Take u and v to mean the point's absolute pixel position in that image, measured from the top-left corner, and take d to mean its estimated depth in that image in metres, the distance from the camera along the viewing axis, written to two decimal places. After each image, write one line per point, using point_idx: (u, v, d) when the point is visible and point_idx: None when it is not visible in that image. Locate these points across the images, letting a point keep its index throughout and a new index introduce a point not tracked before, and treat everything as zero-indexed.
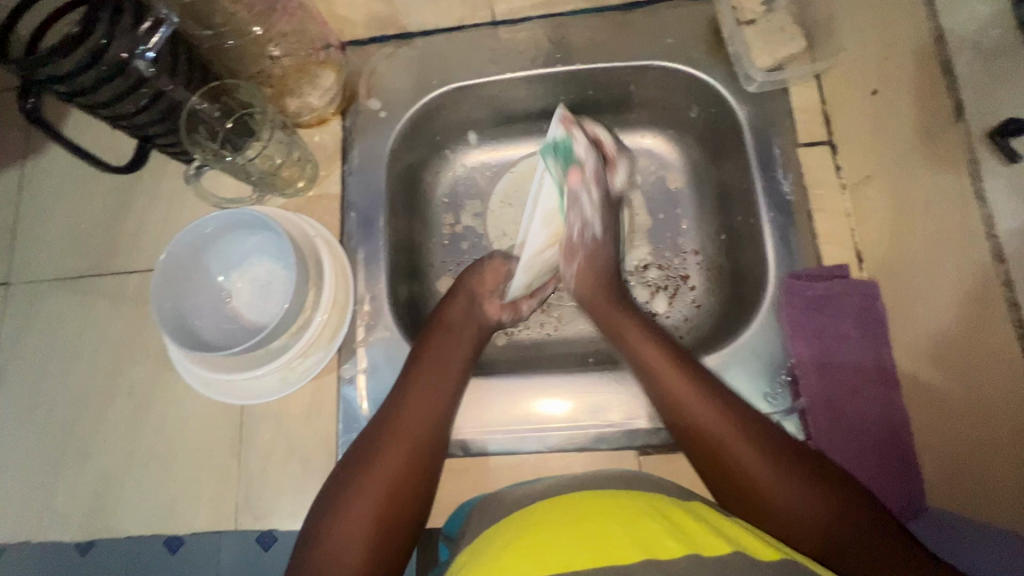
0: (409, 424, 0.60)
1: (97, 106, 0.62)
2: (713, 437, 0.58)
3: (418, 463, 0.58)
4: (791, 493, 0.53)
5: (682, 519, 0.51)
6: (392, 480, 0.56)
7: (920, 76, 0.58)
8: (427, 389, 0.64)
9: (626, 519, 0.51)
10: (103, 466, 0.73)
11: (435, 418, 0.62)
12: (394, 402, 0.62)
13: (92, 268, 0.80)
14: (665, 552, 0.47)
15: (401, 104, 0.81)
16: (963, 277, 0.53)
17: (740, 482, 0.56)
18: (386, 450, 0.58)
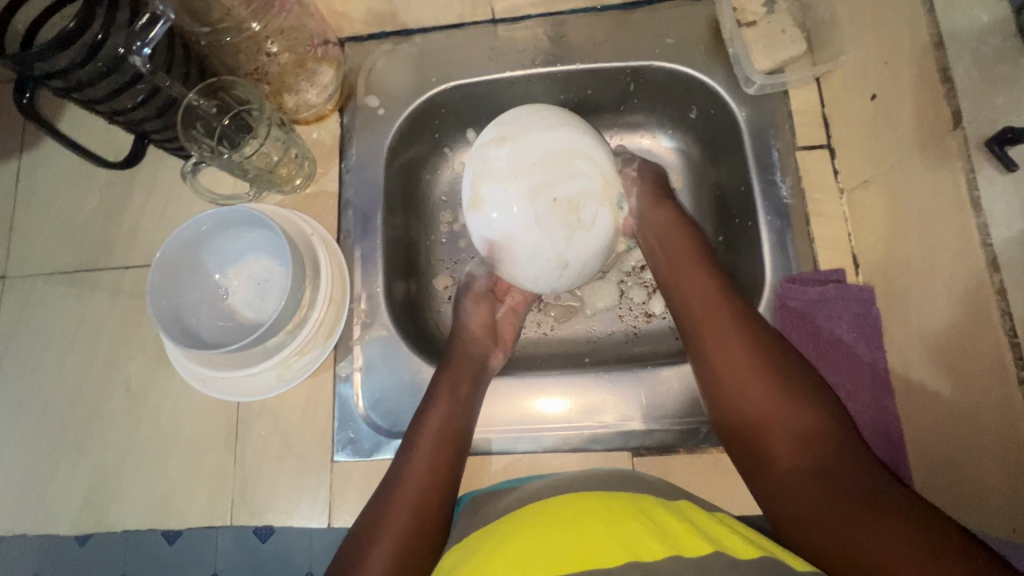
0: (414, 487, 0.59)
1: (93, 102, 0.62)
2: (733, 371, 0.61)
3: (421, 530, 0.57)
4: (803, 418, 0.56)
5: (665, 518, 0.52)
6: (396, 544, 0.55)
7: (917, 81, 0.58)
8: (435, 430, 0.64)
9: (613, 521, 0.51)
10: (99, 460, 0.74)
11: (444, 475, 0.61)
12: (401, 463, 0.61)
13: (89, 263, 0.80)
14: (648, 555, 0.47)
15: (400, 101, 0.81)
16: (957, 285, 0.53)
17: (754, 421, 0.58)
18: (389, 517, 0.57)
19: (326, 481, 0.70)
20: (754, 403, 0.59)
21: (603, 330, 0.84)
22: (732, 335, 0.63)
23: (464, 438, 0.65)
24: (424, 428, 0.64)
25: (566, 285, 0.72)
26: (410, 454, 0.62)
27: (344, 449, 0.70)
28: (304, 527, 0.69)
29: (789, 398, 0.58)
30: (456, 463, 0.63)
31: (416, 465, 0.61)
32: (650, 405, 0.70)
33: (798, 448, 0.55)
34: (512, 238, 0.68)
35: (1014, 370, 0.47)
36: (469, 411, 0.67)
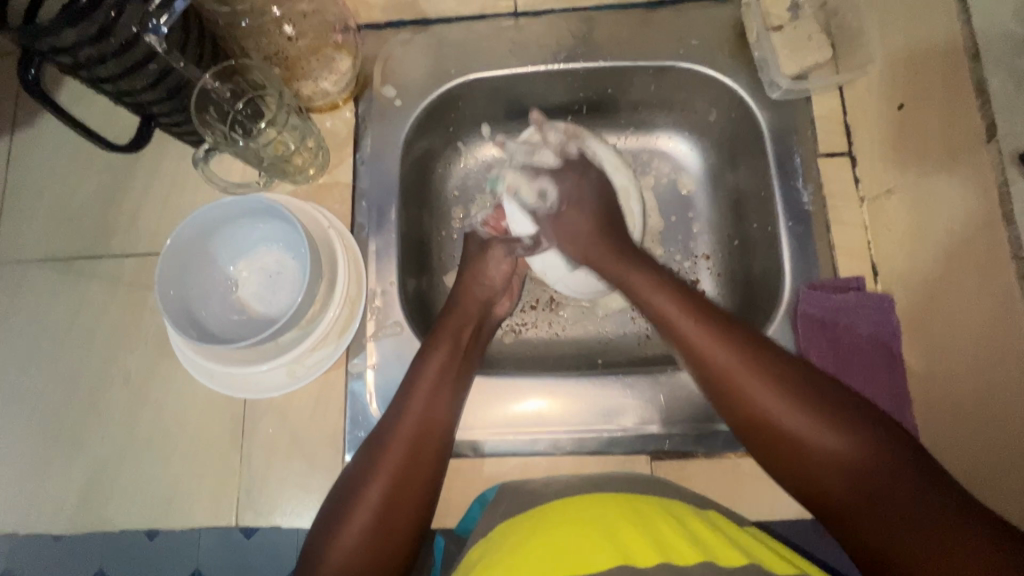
0: (409, 424, 0.60)
1: (102, 80, 0.59)
2: (763, 411, 0.57)
3: (416, 470, 0.59)
4: (852, 453, 0.53)
5: (697, 527, 0.52)
6: (393, 480, 0.57)
7: (949, 93, 0.58)
8: (411, 423, 0.61)
9: (645, 524, 0.50)
10: (96, 455, 0.71)
11: (441, 418, 0.62)
12: (393, 417, 0.61)
13: (86, 250, 0.76)
14: (681, 558, 0.47)
15: (418, 92, 0.79)
16: (985, 296, 0.54)
17: (802, 460, 0.55)
18: (386, 455, 0.59)
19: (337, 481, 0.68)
20: (793, 442, 0.55)
21: (616, 330, 0.83)
22: (743, 360, 0.59)
23: (461, 387, 0.66)
24: (423, 371, 0.64)
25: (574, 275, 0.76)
26: (406, 403, 0.62)
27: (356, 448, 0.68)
28: None
29: (830, 427, 0.54)
30: (452, 408, 0.64)
31: (414, 406, 0.62)
32: (668, 408, 0.70)
33: (844, 474, 0.53)
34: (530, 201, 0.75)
35: None
36: (458, 382, 0.66)
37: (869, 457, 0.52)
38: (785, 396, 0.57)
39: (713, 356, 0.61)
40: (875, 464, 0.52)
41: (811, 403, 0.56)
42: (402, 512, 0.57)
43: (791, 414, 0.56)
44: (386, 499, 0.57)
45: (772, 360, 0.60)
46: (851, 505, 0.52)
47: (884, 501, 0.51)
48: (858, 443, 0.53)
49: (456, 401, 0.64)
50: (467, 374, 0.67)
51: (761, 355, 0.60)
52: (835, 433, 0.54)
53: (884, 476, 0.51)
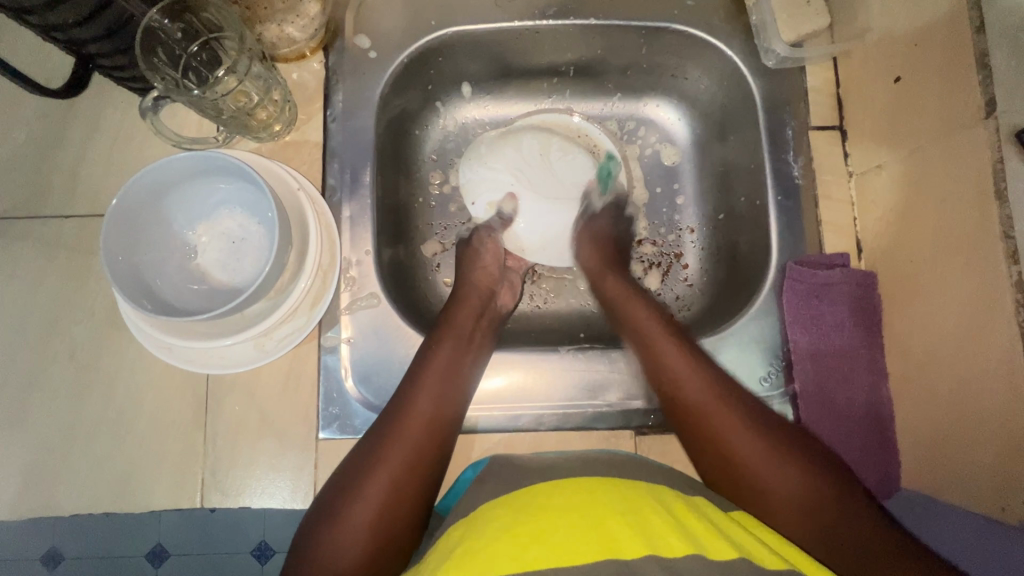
0: (420, 415, 0.58)
1: (23, 11, 0.50)
2: (741, 447, 0.55)
3: (421, 463, 0.56)
4: (808, 490, 0.53)
5: (686, 516, 0.50)
6: (399, 472, 0.54)
7: (948, 65, 0.57)
8: (415, 417, 0.57)
9: (635, 516, 0.48)
10: (39, 436, 0.65)
11: (450, 412, 0.60)
12: (399, 408, 0.58)
13: (18, 209, 0.68)
14: (669, 550, 0.45)
15: (394, 43, 0.72)
16: (973, 278, 0.54)
17: (736, 438, 0.56)
18: (389, 450, 0.55)
19: (310, 460, 0.65)
20: (751, 475, 0.54)
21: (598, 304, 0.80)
22: (687, 368, 0.60)
23: (468, 377, 0.63)
24: (431, 362, 0.61)
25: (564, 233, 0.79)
26: (412, 394, 0.59)
27: (331, 425, 0.65)
28: (286, 508, 0.64)
29: (772, 452, 0.55)
30: (461, 394, 0.62)
31: (421, 400, 0.58)
32: None
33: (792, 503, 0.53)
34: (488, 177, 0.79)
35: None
36: (468, 369, 0.63)
37: (795, 477, 0.53)
38: (771, 447, 0.55)
39: (691, 391, 0.59)
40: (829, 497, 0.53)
41: (780, 441, 0.56)
42: (405, 505, 0.54)
43: (761, 453, 0.55)
44: (392, 491, 0.53)
45: (764, 418, 0.58)
46: (783, 496, 0.53)
47: (833, 522, 0.52)
48: (816, 481, 0.54)
49: (463, 393, 0.62)
50: (474, 369, 0.65)
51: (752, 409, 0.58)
52: (756, 440, 0.55)
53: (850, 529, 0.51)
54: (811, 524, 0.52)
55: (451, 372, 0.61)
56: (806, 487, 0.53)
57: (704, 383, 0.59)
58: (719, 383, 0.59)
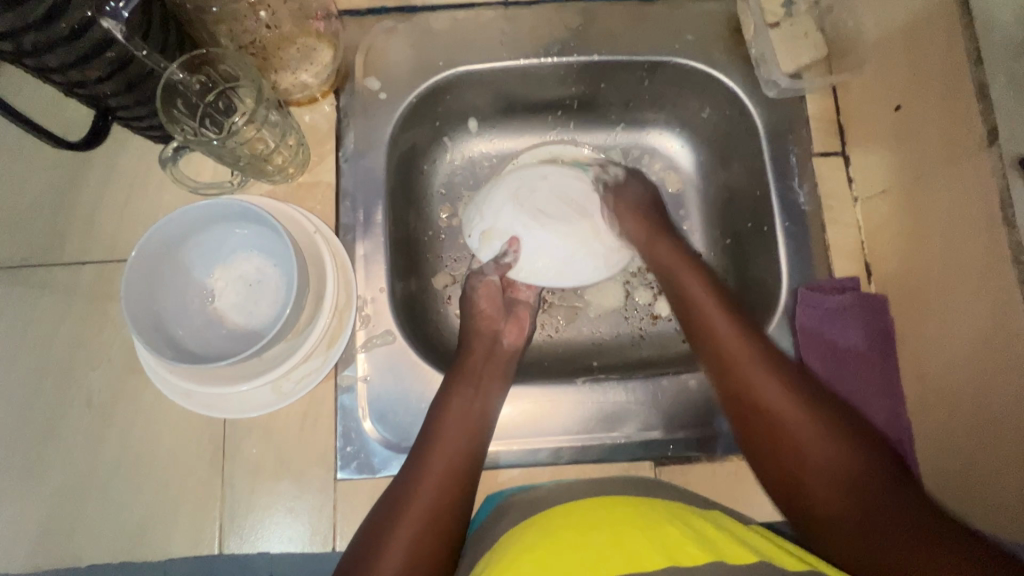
0: (441, 461, 0.59)
1: (48, 70, 0.51)
2: (756, 389, 0.59)
3: (445, 513, 0.56)
4: (845, 463, 0.54)
5: (702, 526, 0.51)
6: (425, 519, 0.55)
7: (947, 94, 0.58)
8: (438, 463, 0.59)
9: (654, 528, 0.49)
10: (56, 485, 0.64)
11: (471, 459, 0.60)
12: (423, 455, 0.59)
13: (35, 259, 0.68)
14: (691, 559, 0.46)
15: (404, 84, 0.74)
16: (985, 301, 0.54)
17: (748, 376, 0.60)
18: (412, 499, 0.56)
19: (328, 502, 0.64)
20: (768, 418, 0.58)
21: (610, 332, 0.81)
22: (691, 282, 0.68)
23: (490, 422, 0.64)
24: (448, 409, 0.62)
25: (580, 260, 0.75)
26: (433, 442, 0.60)
27: (348, 465, 0.65)
28: (305, 552, 0.63)
29: (777, 381, 0.59)
30: (483, 439, 0.62)
31: (444, 448, 0.60)
32: (670, 413, 0.69)
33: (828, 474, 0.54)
34: (494, 210, 0.76)
35: None
36: (488, 416, 0.64)
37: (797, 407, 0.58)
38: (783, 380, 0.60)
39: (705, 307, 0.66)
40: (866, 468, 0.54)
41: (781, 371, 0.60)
42: (432, 555, 0.53)
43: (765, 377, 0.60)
44: (419, 539, 0.53)
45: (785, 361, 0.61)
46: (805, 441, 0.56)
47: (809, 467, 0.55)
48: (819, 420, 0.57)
49: (484, 439, 0.62)
50: (494, 415, 0.65)
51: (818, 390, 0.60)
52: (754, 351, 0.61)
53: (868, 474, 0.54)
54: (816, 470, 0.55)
55: (472, 417, 0.63)
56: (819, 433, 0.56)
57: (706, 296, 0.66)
58: (723, 299, 0.66)
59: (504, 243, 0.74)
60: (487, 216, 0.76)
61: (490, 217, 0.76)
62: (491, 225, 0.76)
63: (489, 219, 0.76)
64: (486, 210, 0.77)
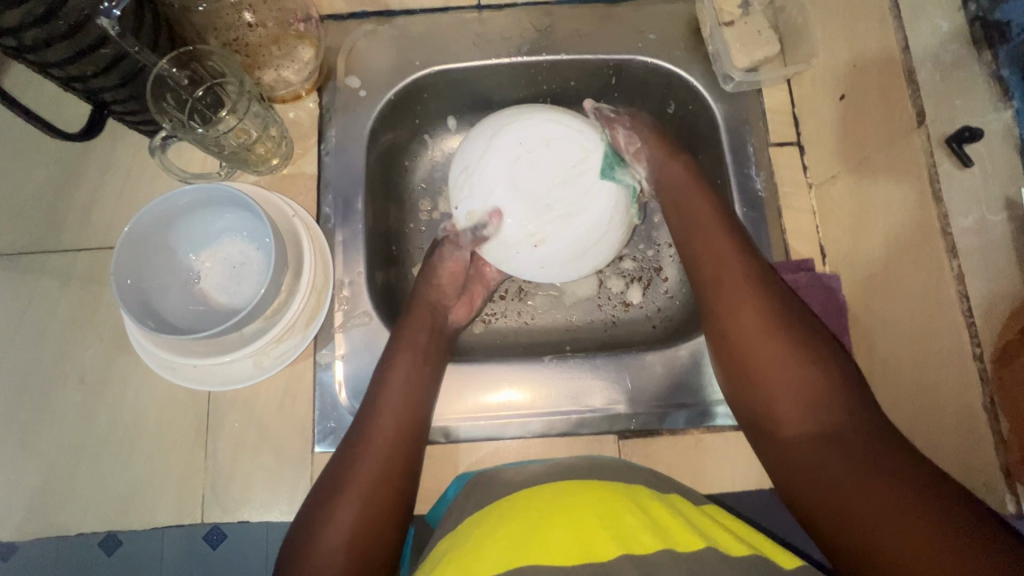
0: (387, 432, 0.61)
1: (48, 65, 0.56)
2: (755, 339, 0.59)
3: (390, 482, 0.58)
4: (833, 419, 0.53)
5: (656, 510, 0.52)
6: (373, 485, 0.57)
7: (884, 83, 0.62)
8: (382, 436, 0.60)
9: (610, 515, 0.50)
10: (48, 458, 0.68)
11: (415, 426, 0.63)
12: (366, 426, 0.61)
13: (34, 246, 0.73)
14: (641, 547, 0.48)
15: (383, 82, 0.79)
16: (920, 277, 0.58)
17: (758, 338, 0.59)
18: (356, 471, 0.58)
19: (306, 474, 0.67)
20: (762, 373, 0.58)
21: (583, 317, 0.84)
22: (727, 247, 0.66)
23: (433, 385, 0.67)
24: (389, 380, 0.64)
25: (557, 264, 0.70)
26: (376, 410, 0.62)
27: (325, 439, 0.68)
28: (283, 522, 0.66)
29: (783, 347, 0.58)
30: (426, 408, 0.65)
31: (385, 418, 0.61)
32: (634, 390, 0.72)
33: (813, 415, 0.55)
34: (485, 186, 0.69)
35: (970, 347, 0.52)
36: (432, 382, 0.67)
37: (792, 370, 0.57)
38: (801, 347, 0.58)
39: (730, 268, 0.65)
40: (859, 429, 0.52)
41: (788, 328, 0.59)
42: (381, 515, 0.56)
43: (764, 330, 0.59)
44: (369, 504, 0.56)
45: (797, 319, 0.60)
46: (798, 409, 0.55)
47: (831, 431, 0.53)
48: (817, 382, 0.56)
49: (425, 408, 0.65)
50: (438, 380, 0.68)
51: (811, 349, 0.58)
52: (757, 311, 0.61)
53: (853, 431, 0.52)
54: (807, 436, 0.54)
55: (413, 383, 0.65)
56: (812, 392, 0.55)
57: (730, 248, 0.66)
58: (748, 258, 0.65)
59: (490, 224, 0.69)
60: (484, 186, 0.69)
61: (488, 189, 0.68)
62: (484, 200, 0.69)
63: (489, 187, 0.68)
64: (490, 171, 0.68)
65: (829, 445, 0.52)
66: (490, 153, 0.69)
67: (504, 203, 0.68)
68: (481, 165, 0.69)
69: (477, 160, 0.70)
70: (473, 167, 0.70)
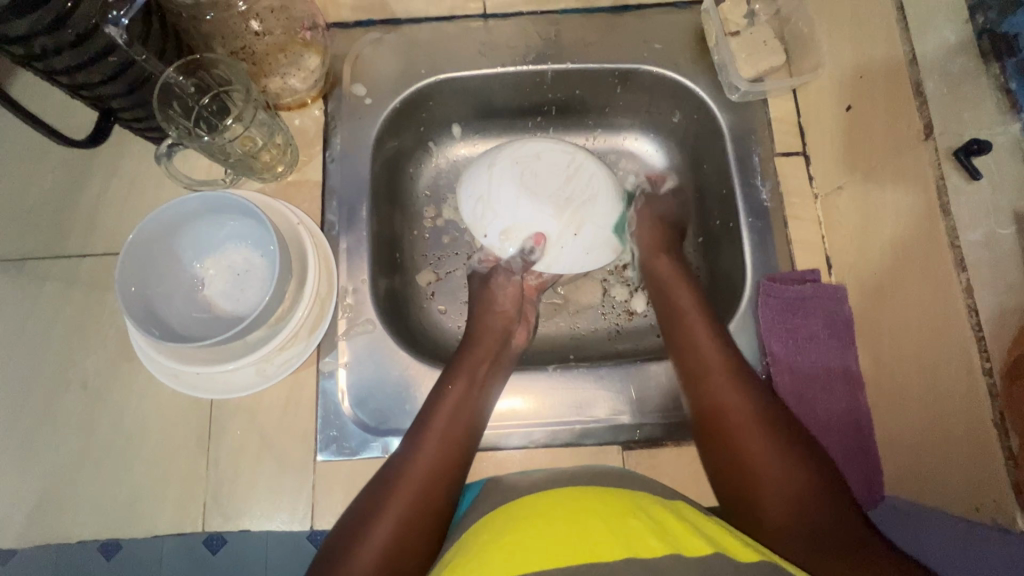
0: (433, 449, 0.61)
1: (55, 72, 0.56)
2: (730, 419, 0.60)
3: (429, 504, 0.57)
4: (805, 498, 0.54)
5: (660, 517, 0.51)
6: (412, 499, 0.57)
7: (890, 94, 0.62)
8: (427, 457, 0.60)
9: (615, 521, 0.49)
10: (50, 463, 0.68)
11: (463, 449, 0.63)
12: (412, 447, 0.61)
13: (39, 251, 0.73)
14: (648, 551, 0.46)
15: (388, 90, 0.79)
16: (929, 288, 0.57)
17: (738, 428, 0.60)
18: (397, 491, 0.58)
19: (308, 482, 0.67)
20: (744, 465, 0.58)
21: (587, 326, 0.84)
22: (699, 323, 0.68)
23: (484, 413, 0.66)
24: (443, 400, 0.65)
25: (600, 246, 0.73)
26: (423, 432, 0.62)
27: (328, 447, 0.68)
28: (285, 531, 0.66)
29: (760, 430, 0.59)
30: (471, 440, 0.64)
31: (432, 438, 0.62)
32: (639, 400, 0.71)
33: (792, 507, 0.54)
34: (499, 210, 0.72)
35: (979, 362, 0.51)
36: (481, 405, 0.66)
37: (774, 454, 0.57)
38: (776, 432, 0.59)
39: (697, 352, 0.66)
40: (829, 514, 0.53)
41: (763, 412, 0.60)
42: (416, 536, 0.56)
43: (742, 415, 0.60)
44: (405, 520, 0.56)
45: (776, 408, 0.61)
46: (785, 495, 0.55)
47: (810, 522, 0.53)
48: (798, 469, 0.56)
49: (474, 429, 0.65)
50: (489, 406, 0.68)
51: (786, 421, 0.60)
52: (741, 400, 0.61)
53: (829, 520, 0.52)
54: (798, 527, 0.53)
55: (464, 407, 0.65)
56: (798, 493, 0.54)
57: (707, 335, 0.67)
58: (730, 353, 0.65)
59: (527, 241, 0.72)
60: (496, 209, 0.72)
61: (501, 211, 0.71)
62: (502, 220, 0.71)
63: (503, 210, 0.71)
64: (503, 192, 0.72)
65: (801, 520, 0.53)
66: (496, 171, 0.73)
67: (526, 224, 0.71)
68: (488, 187, 0.72)
69: (483, 183, 0.73)
70: (480, 193, 0.73)
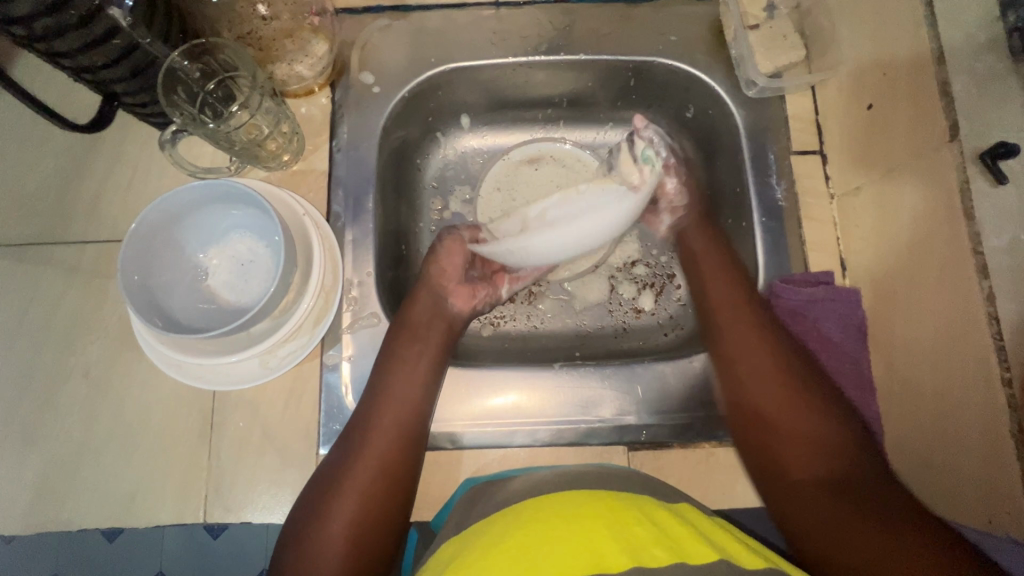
0: (375, 446, 0.59)
1: (58, 55, 0.55)
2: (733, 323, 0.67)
3: (391, 471, 0.59)
4: (825, 432, 0.57)
5: (668, 524, 0.50)
6: (368, 478, 0.57)
7: (914, 93, 0.60)
8: (383, 425, 0.61)
9: (620, 526, 0.48)
10: (51, 451, 0.67)
11: (417, 413, 0.63)
12: (367, 415, 0.61)
13: (41, 237, 0.72)
14: (653, 560, 0.45)
15: (397, 79, 0.77)
16: (950, 292, 0.55)
17: (738, 343, 0.65)
18: (359, 454, 0.58)
19: (310, 476, 0.66)
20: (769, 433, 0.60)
21: (594, 324, 0.83)
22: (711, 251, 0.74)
23: (437, 377, 0.66)
24: (385, 395, 0.63)
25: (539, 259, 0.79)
26: (378, 397, 0.63)
27: (330, 441, 0.67)
28: None
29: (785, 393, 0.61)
30: (426, 404, 0.64)
31: (388, 406, 0.62)
32: (645, 400, 0.71)
33: (821, 460, 0.56)
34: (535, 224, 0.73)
35: (997, 371, 0.50)
36: (434, 372, 0.66)
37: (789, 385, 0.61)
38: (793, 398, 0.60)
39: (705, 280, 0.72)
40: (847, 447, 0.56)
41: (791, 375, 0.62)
42: (380, 501, 0.57)
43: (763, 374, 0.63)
44: (368, 487, 0.57)
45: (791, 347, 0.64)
46: (808, 472, 0.56)
47: (840, 476, 0.55)
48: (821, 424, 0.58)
49: (424, 423, 0.63)
50: (442, 372, 0.68)
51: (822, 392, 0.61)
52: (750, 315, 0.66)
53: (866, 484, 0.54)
54: (815, 469, 0.56)
55: (420, 371, 0.65)
56: (826, 456, 0.56)
57: (717, 262, 0.72)
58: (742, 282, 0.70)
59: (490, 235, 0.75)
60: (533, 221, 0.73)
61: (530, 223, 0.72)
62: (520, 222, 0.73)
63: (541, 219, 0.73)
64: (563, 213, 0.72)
65: (843, 487, 0.54)
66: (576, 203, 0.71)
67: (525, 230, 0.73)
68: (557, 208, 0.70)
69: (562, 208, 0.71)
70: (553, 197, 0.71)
